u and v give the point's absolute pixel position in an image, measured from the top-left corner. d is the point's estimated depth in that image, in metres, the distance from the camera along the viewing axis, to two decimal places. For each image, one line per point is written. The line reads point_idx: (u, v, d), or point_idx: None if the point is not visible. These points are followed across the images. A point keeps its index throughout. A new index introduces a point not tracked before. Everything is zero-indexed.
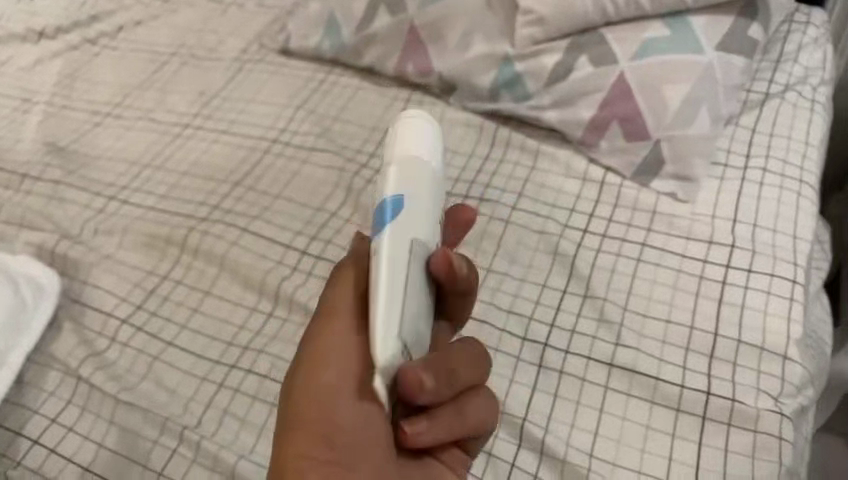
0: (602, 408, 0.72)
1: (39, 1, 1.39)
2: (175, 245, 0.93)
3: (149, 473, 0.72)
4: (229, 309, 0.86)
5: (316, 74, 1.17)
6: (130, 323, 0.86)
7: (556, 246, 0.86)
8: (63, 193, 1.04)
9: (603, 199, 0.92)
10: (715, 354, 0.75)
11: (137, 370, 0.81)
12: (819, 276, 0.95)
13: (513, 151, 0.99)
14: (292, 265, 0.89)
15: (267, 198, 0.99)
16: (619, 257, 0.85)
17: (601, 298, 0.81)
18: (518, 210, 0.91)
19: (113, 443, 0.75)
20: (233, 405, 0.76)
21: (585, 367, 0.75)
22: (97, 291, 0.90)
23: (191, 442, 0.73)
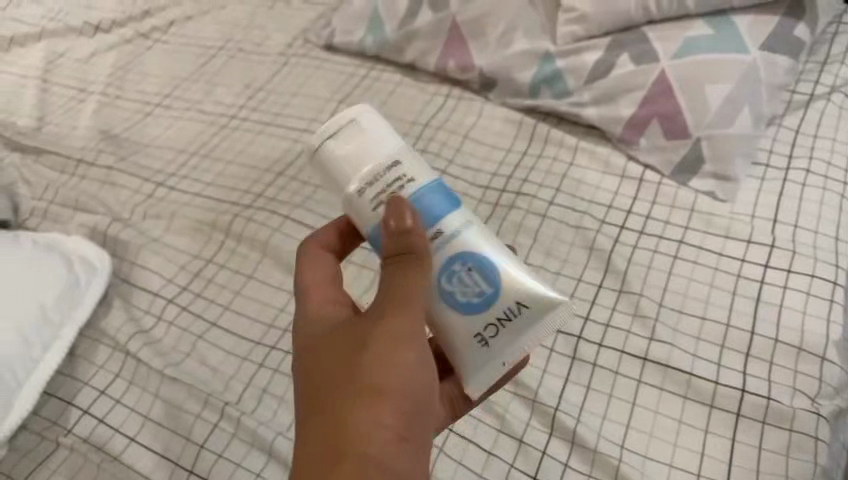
0: (634, 401, 0.73)
1: None
2: (220, 230, 0.97)
3: (191, 445, 0.75)
4: (270, 293, 0.89)
5: (358, 69, 1.19)
6: (176, 303, 0.90)
7: (592, 241, 0.87)
8: (114, 178, 1.08)
9: (641, 196, 0.92)
10: (750, 352, 0.75)
11: (182, 348, 0.85)
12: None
13: (552, 147, 1.00)
14: None
15: (309, 188, 1.01)
16: (656, 253, 0.85)
17: (637, 294, 0.81)
18: (555, 204, 0.92)
19: (157, 415, 0.78)
20: (272, 384, 0.79)
21: (618, 360, 0.76)
22: (145, 272, 0.94)
23: (231, 418, 0.75)
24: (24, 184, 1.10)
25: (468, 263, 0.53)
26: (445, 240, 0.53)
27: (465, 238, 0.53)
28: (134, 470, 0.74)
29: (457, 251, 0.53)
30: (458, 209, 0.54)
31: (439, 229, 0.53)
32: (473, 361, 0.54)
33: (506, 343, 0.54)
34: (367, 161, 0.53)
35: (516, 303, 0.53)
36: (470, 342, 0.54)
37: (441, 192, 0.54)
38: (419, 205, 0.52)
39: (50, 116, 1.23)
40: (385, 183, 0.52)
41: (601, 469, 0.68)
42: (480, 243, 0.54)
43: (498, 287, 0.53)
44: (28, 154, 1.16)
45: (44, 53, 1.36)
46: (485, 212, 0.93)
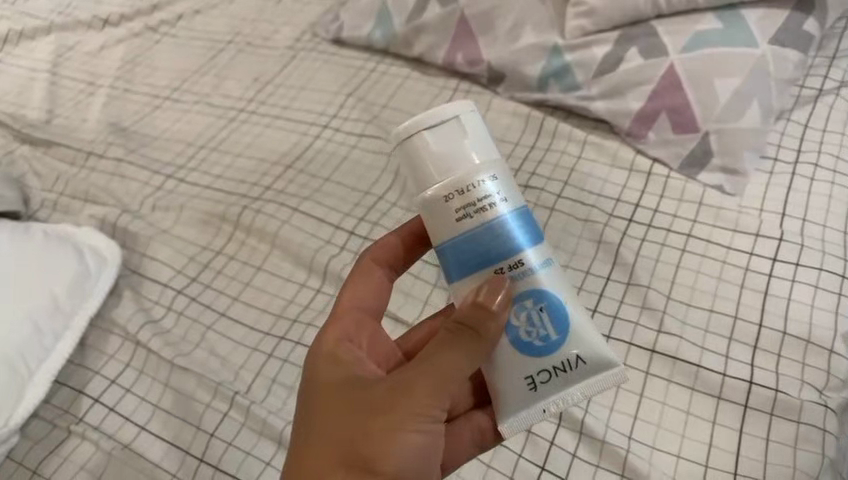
0: (641, 392, 0.73)
1: None
2: (230, 222, 0.97)
3: (201, 434, 0.75)
4: (279, 284, 0.89)
5: (367, 63, 1.19)
6: (185, 294, 0.90)
7: (600, 234, 0.87)
8: (124, 170, 1.09)
9: (649, 190, 0.92)
10: (758, 345, 0.75)
11: (192, 338, 0.85)
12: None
13: (560, 141, 1.00)
14: (340, 245, 0.92)
15: (318, 181, 1.02)
16: (664, 246, 0.86)
17: (645, 286, 0.81)
18: (562, 198, 0.93)
19: (168, 405, 0.79)
20: (281, 374, 0.79)
21: (626, 351, 0.76)
22: (155, 264, 0.94)
23: (242, 407, 0.76)
24: (35, 176, 1.11)
25: (541, 303, 0.53)
26: (524, 274, 0.52)
27: (540, 277, 0.53)
28: (146, 458, 0.75)
29: (531, 288, 0.52)
30: (538, 246, 0.53)
31: (522, 260, 0.52)
32: (518, 399, 0.54)
33: (554, 391, 0.54)
34: (443, 164, 0.52)
35: (574, 355, 0.54)
36: (520, 383, 0.53)
37: (525, 220, 0.53)
38: (506, 230, 0.52)
39: (60, 109, 1.24)
40: (478, 196, 0.52)
41: (610, 459, 0.69)
42: (554, 284, 0.53)
43: (565, 336, 0.53)
44: (38, 146, 1.17)
45: (53, 46, 1.37)
46: None
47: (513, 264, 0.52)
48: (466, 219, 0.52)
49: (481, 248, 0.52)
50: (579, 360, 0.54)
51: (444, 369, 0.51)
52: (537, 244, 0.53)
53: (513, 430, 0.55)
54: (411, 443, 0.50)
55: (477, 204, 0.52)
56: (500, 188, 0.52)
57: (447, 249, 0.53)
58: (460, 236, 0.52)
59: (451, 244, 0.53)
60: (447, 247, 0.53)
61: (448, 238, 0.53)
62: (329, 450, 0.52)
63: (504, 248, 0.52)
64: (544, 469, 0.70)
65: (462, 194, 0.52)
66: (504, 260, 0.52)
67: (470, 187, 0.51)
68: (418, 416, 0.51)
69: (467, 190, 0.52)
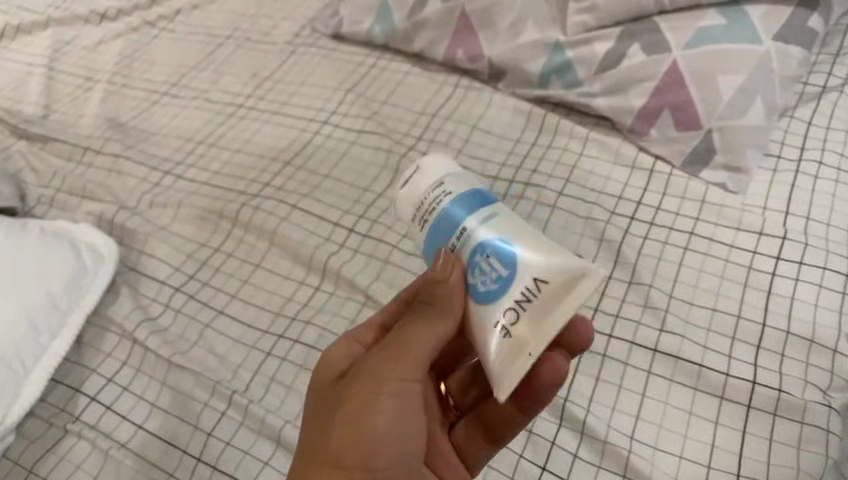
0: (643, 392, 0.72)
1: None
2: (228, 219, 0.96)
3: (199, 433, 0.74)
4: (278, 282, 0.88)
5: (367, 58, 1.18)
6: (183, 292, 0.90)
7: (602, 232, 0.86)
8: (121, 166, 1.08)
9: (652, 187, 0.91)
10: (761, 345, 0.74)
11: (189, 335, 0.85)
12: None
13: (561, 138, 0.99)
14: (339, 242, 0.91)
15: (317, 177, 1.01)
16: (666, 245, 0.85)
17: (647, 285, 0.80)
18: (564, 195, 0.92)
19: (165, 403, 0.78)
20: (279, 373, 0.79)
21: (629, 351, 0.75)
22: (153, 261, 0.93)
23: (239, 406, 0.75)
24: (31, 172, 1.10)
25: (486, 251, 0.54)
26: (465, 234, 0.54)
27: (480, 229, 0.54)
28: (143, 457, 0.74)
29: (474, 244, 0.54)
30: (480, 208, 0.55)
31: (466, 227, 0.54)
32: (496, 349, 0.53)
33: (528, 320, 0.52)
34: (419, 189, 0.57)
35: (532, 279, 0.52)
36: (490, 332, 0.53)
37: (469, 197, 0.56)
38: (453, 212, 0.55)
39: (57, 104, 1.23)
40: (433, 198, 0.56)
41: (612, 460, 0.68)
42: (495, 228, 0.54)
43: (516, 266, 0.53)
44: (34, 142, 1.16)
45: (50, 41, 1.36)
46: None
47: (459, 234, 0.55)
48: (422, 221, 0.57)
49: (442, 238, 0.56)
50: (537, 281, 0.52)
51: (412, 345, 0.56)
52: (484, 206, 0.56)
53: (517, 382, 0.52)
54: (381, 421, 0.55)
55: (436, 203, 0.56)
56: (446, 177, 0.57)
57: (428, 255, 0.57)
58: (429, 240, 0.56)
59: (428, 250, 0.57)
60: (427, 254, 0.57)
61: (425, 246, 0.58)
62: (320, 427, 0.57)
63: (456, 227, 0.55)
64: (545, 469, 0.69)
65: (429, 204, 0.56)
66: (454, 236, 0.55)
67: (435, 198, 0.56)
68: (386, 389, 0.56)
69: (433, 200, 0.56)
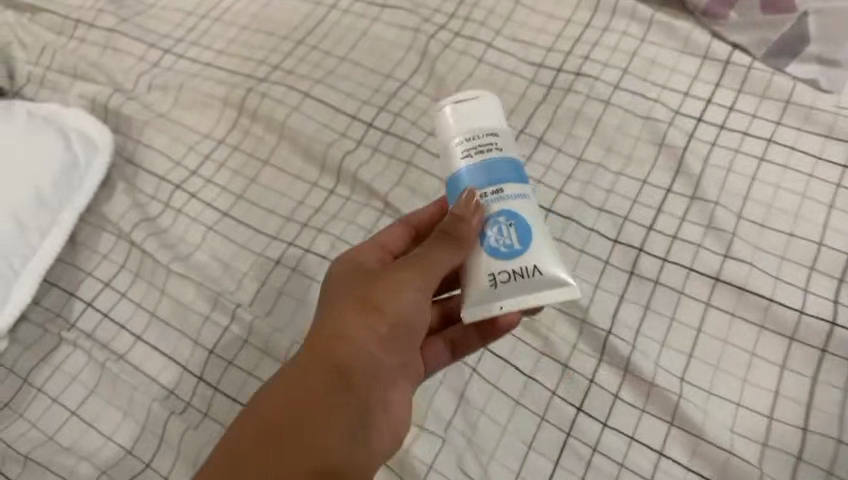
0: (700, 327, 0.63)
1: None
2: (233, 107, 0.86)
3: (199, 350, 0.67)
4: (288, 182, 0.79)
5: None
6: (184, 189, 0.80)
7: (663, 136, 0.74)
8: (116, 42, 0.96)
9: (726, 83, 0.77)
10: (845, 278, 0.63)
11: (191, 239, 0.76)
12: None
13: (620, 19, 0.84)
14: (357, 139, 0.80)
15: (333, 60, 0.88)
16: (739, 153, 0.72)
17: (713, 202, 0.69)
18: (620, 89, 0.78)
19: (165, 313, 0.71)
20: (288, 285, 0.71)
21: (685, 278, 0.65)
22: (152, 154, 0.84)
23: (243, 321, 0.68)
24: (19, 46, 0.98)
25: (510, 219, 0.49)
26: (496, 194, 0.50)
27: (515, 200, 0.50)
28: (142, 372, 0.68)
29: (502, 206, 0.49)
30: (521, 183, 0.51)
31: (502, 187, 0.50)
32: (476, 294, 0.49)
33: (515, 293, 0.49)
34: (454, 127, 0.51)
35: (533, 265, 0.49)
36: (479, 276, 0.49)
37: (513, 167, 0.51)
38: (494, 166, 0.50)
39: None
40: (477, 144, 0.51)
41: (658, 405, 0.60)
42: (527, 208, 0.50)
43: (529, 248, 0.49)
44: (21, 11, 1.03)
45: None
46: (536, 95, 0.80)
47: (493, 189, 0.50)
48: (463, 154, 0.51)
49: (471, 181, 0.50)
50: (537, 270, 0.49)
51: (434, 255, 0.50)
52: (521, 181, 0.51)
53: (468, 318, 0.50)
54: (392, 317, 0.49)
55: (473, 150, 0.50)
56: (498, 131, 0.51)
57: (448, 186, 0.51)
58: (461, 174, 0.51)
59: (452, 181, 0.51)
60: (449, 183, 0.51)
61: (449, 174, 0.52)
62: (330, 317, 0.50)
63: (490, 181, 0.50)
64: (579, 409, 0.60)
65: (468, 144, 0.51)
66: (487, 186, 0.50)
67: (475, 142, 0.51)
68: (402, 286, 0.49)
69: (472, 144, 0.51)
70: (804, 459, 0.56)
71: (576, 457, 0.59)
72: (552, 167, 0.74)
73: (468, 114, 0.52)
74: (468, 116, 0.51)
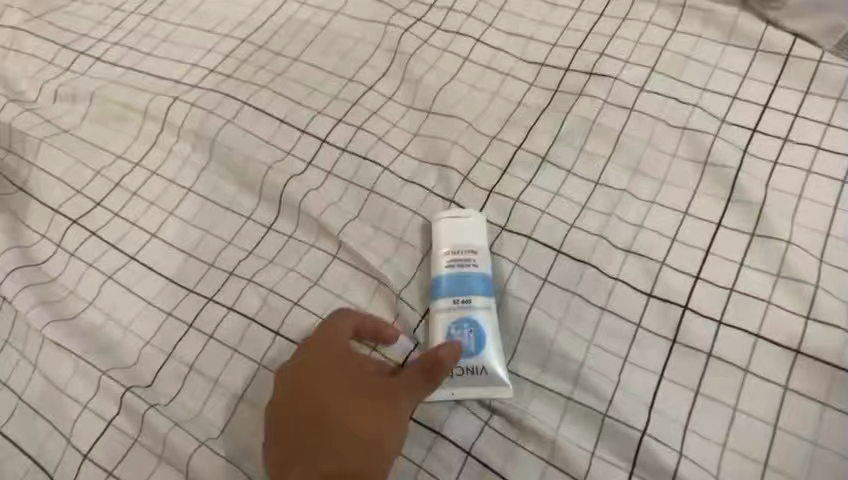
0: (775, 423, 0.44)
1: None
2: (154, 120, 0.68)
3: (74, 450, 0.49)
4: (216, 217, 0.60)
5: None
6: (83, 226, 0.62)
7: (707, 153, 0.56)
8: (21, 41, 0.78)
9: (787, 82, 0.59)
10: None
11: (84, 293, 0.58)
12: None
13: (645, 5, 0.66)
14: (307, 159, 0.62)
15: (284, 60, 0.70)
16: (811, 175, 0.54)
17: (784, 241, 0.50)
18: (647, 92, 0.60)
19: (33, 398, 0.52)
20: (202, 359, 0.52)
21: (752, 350, 0.47)
22: (47, 179, 0.65)
23: (135, 414, 0.49)
24: None
25: (470, 326, 0.48)
26: (464, 303, 0.49)
27: (480, 309, 0.48)
28: None
29: (467, 315, 0.48)
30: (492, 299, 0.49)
31: (470, 298, 0.49)
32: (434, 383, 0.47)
33: (467, 389, 0.47)
34: (438, 235, 0.52)
35: (481, 367, 0.47)
36: None
37: (488, 285, 0.50)
38: (471, 280, 0.49)
39: None
40: (457, 253, 0.51)
41: None
42: (490, 321, 0.48)
43: (483, 356, 0.47)
44: None
45: None
46: (537, 101, 0.62)
47: (463, 299, 0.49)
48: (447, 261, 0.50)
49: (449, 284, 0.49)
50: (483, 370, 0.47)
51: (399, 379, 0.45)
52: (490, 297, 0.49)
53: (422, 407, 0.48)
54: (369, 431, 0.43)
55: (452, 257, 0.50)
56: (480, 248, 0.51)
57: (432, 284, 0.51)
58: (444, 271, 0.50)
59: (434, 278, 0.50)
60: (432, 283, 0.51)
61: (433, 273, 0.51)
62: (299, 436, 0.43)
63: (462, 289, 0.49)
64: None
65: (449, 254, 0.51)
66: (463, 294, 0.49)
67: (453, 253, 0.51)
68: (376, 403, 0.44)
69: (451, 253, 0.51)
70: None
71: None
72: (561, 193, 0.56)
73: (454, 228, 0.52)
74: (456, 233, 0.51)
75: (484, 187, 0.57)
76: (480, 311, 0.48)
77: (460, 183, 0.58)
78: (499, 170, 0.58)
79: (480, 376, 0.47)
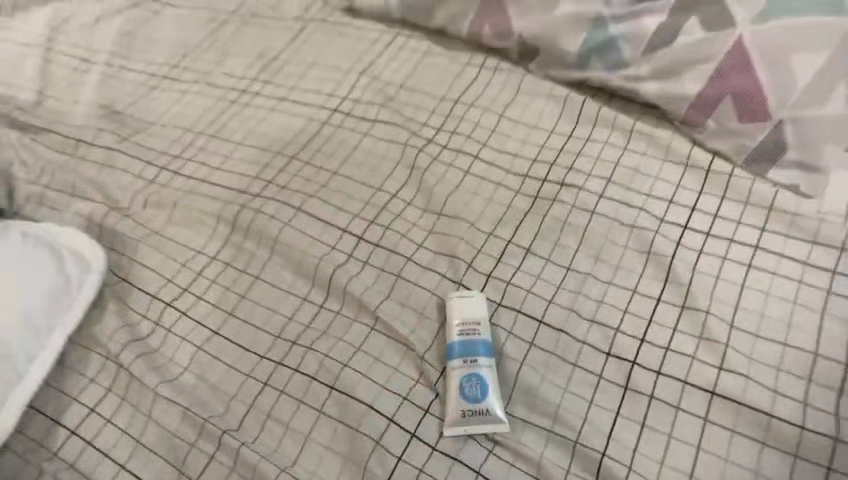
0: (699, 445, 0.61)
1: None
2: (226, 223, 0.87)
3: (186, 478, 0.66)
4: (279, 299, 0.79)
5: (381, 36, 1.07)
6: (175, 307, 0.80)
7: (650, 245, 0.75)
8: (115, 160, 0.99)
9: (709, 190, 0.78)
10: (844, 389, 0.62)
11: (180, 360, 0.76)
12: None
13: (602, 130, 0.86)
14: (347, 252, 0.81)
15: (325, 173, 0.90)
16: (725, 260, 0.72)
17: (704, 311, 0.68)
18: (605, 198, 0.79)
19: (149, 441, 0.69)
20: (276, 408, 0.69)
21: (681, 392, 0.64)
22: (145, 272, 0.84)
23: (230, 449, 0.66)
24: (21, 167, 1.01)
25: (477, 378, 0.66)
26: (472, 361, 0.67)
27: (483, 366, 0.66)
28: None
29: (474, 370, 0.66)
30: (492, 359, 0.67)
31: (476, 357, 0.67)
32: (452, 420, 0.65)
33: (476, 424, 0.64)
34: (452, 311, 0.71)
35: (486, 408, 0.64)
36: (455, 410, 0.65)
37: (489, 348, 0.68)
38: (476, 344, 0.68)
39: (52, 90, 1.15)
40: (465, 324, 0.69)
41: None
42: (491, 374, 0.66)
43: (487, 399, 0.65)
44: (27, 133, 1.07)
45: (47, 20, 1.30)
46: (522, 205, 0.81)
47: (471, 359, 0.67)
48: (459, 330, 0.69)
49: (461, 347, 0.68)
50: (488, 411, 0.64)
51: None
52: (490, 358, 0.67)
53: (444, 437, 0.65)
54: None
55: (462, 327, 0.69)
56: (482, 320, 0.70)
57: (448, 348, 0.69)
58: (457, 337, 0.68)
59: (450, 343, 0.69)
60: (448, 346, 0.69)
61: (449, 339, 0.69)
62: None
63: (470, 352, 0.67)
64: None
65: (459, 324, 0.69)
66: (471, 355, 0.67)
67: (463, 324, 0.69)
68: None
69: (461, 323, 0.69)
70: None
71: None
72: (541, 277, 0.74)
73: (463, 306, 0.71)
74: (464, 309, 0.70)
75: (484, 273, 0.76)
76: (484, 366, 0.66)
77: (466, 270, 0.76)
78: (494, 259, 0.77)
79: (486, 415, 0.64)
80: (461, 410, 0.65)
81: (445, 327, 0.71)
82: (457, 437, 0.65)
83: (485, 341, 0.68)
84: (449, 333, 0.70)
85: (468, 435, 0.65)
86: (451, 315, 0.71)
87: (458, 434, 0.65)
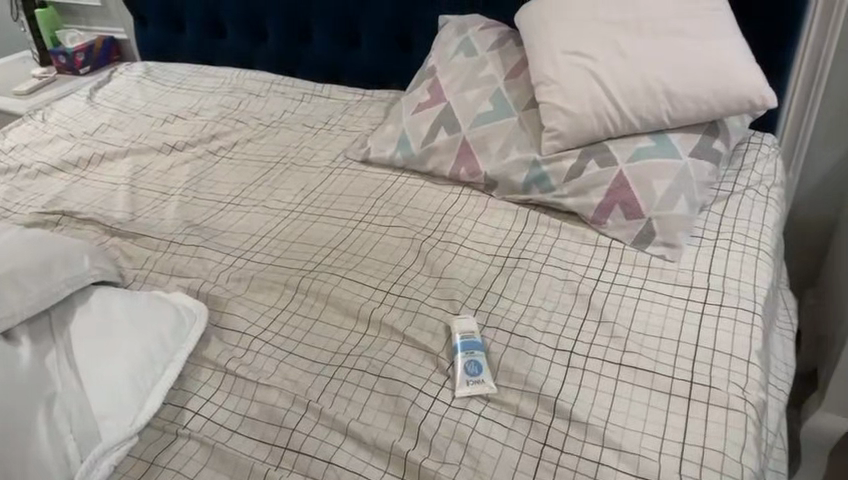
0: (613, 392, 0.99)
1: (173, 132, 1.88)
2: (291, 287, 1.25)
3: (284, 429, 0.98)
4: (334, 330, 1.15)
5: (389, 176, 1.55)
6: (259, 338, 1.15)
7: (577, 289, 1.17)
8: (201, 252, 1.37)
9: (611, 259, 1.24)
10: (696, 358, 1.02)
11: (268, 368, 1.09)
12: (782, 336, 1.26)
13: (542, 228, 1.33)
14: (380, 300, 1.19)
15: (358, 256, 1.31)
16: (625, 295, 1.15)
17: (612, 322, 1.10)
18: (547, 265, 1.23)
19: (254, 413, 1.02)
20: (341, 389, 1.03)
21: (601, 365, 1.03)
22: (234, 317, 1.20)
23: (315, 410, 1.00)
24: (126, 259, 1.38)
25: (474, 360, 1.03)
26: (471, 351, 1.04)
27: (478, 354, 1.04)
28: (239, 451, 0.96)
29: (473, 355, 1.04)
30: (483, 352, 1.05)
31: (474, 350, 1.05)
32: (460, 386, 1.01)
33: (475, 387, 1.00)
34: (456, 327, 1.09)
35: (481, 378, 1.01)
36: (461, 379, 1.01)
37: (480, 347, 1.06)
38: (472, 343, 1.06)
39: (141, 211, 1.56)
40: (464, 332, 1.08)
41: (593, 435, 0.93)
42: (483, 359, 1.04)
43: (482, 372, 1.02)
44: (126, 238, 1.46)
45: (130, 167, 1.75)
46: (494, 270, 1.24)
47: (470, 350, 1.05)
48: (461, 337, 1.07)
49: (463, 344, 1.06)
50: (482, 380, 1.01)
51: None
52: (481, 351, 1.05)
53: (455, 398, 1.00)
54: None
55: (462, 334, 1.08)
56: (474, 331, 1.09)
57: (454, 347, 1.07)
58: (461, 339, 1.07)
59: (456, 343, 1.07)
60: (454, 346, 1.07)
61: (455, 342, 1.07)
62: None
63: (469, 346, 1.05)
64: (545, 443, 0.93)
65: (461, 333, 1.08)
66: (470, 348, 1.05)
67: (463, 333, 1.08)
68: None
69: (462, 333, 1.08)
70: (686, 459, 0.89)
71: (546, 471, 0.90)
72: (511, 309, 1.15)
73: (462, 323, 1.10)
74: (463, 325, 1.10)
75: (473, 307, 1.16)
76: (479, 354, 1.04)
77: (461, 306, 1.16)
78: (479, 300, 1.17)
79: (481, 382, 1.01)
80: (465, 379, 1.01)
81: (451, 337, 1.09)
82: (464, 397, 1.00)
83: (477, 342, 1.07)
84: (454, 339, 1.08)
85: (471, 396, 1.00)
86: (454, 329, 1.09)
87: (464, 395, 1.00)
